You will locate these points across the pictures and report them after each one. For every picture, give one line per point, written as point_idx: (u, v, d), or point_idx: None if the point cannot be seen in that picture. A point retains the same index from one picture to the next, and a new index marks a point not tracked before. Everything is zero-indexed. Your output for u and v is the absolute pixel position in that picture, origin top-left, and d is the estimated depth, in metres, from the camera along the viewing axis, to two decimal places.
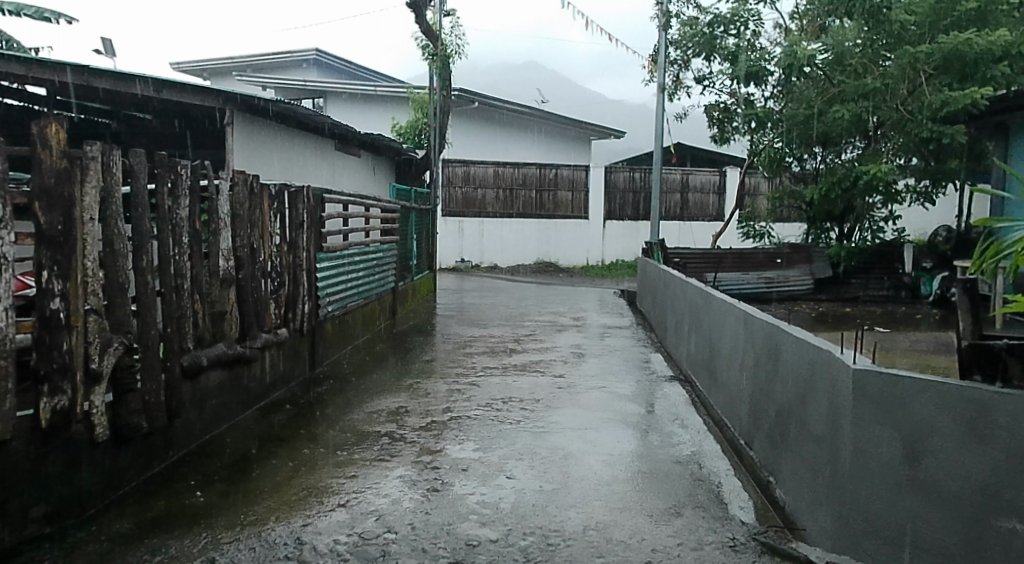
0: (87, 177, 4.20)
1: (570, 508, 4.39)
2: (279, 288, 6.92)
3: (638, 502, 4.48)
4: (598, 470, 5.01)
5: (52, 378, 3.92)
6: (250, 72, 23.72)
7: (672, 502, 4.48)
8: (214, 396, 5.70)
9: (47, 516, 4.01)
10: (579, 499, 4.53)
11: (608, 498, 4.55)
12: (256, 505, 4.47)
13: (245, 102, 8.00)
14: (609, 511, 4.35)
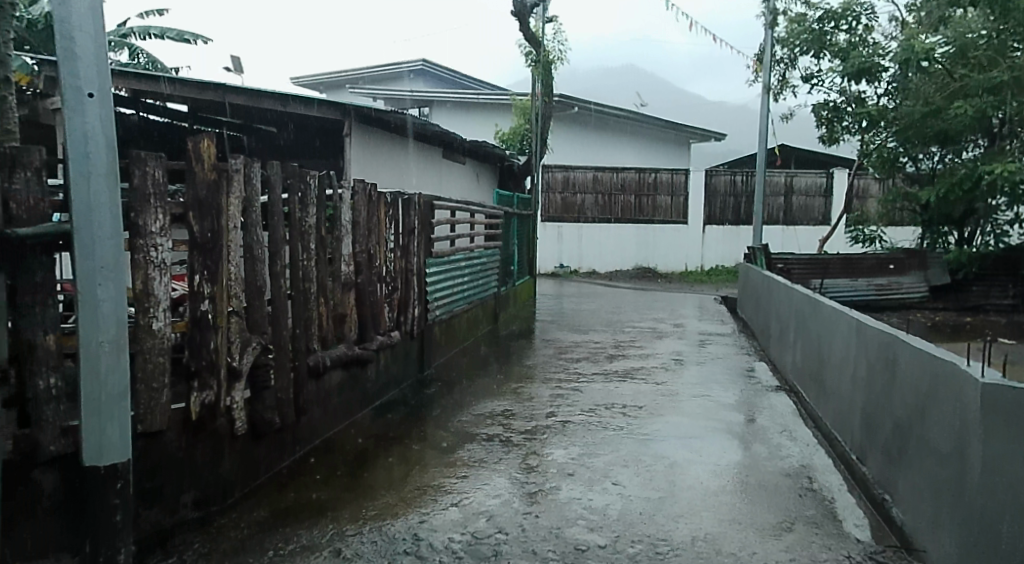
0: (231, 188, 4.49)
1: (677, 518, 4.43)
2: (393, 292, 7.18)
3: (746, 514, 4.48)
4: (704, 480, 5.03)
5: (201, 373, 4.25)
6: (361, 83, 24.57)
7: (784, 517, 4.45)
8: (335, 395, 6.00)
9: (196, 502, 4.33)
10: (687, 509, 4.56)
11: (717, 509, 4.56)
12: (376, 500, 4.68)
13: (361, 113, 8.33)
14: (718, 522, 4.37)
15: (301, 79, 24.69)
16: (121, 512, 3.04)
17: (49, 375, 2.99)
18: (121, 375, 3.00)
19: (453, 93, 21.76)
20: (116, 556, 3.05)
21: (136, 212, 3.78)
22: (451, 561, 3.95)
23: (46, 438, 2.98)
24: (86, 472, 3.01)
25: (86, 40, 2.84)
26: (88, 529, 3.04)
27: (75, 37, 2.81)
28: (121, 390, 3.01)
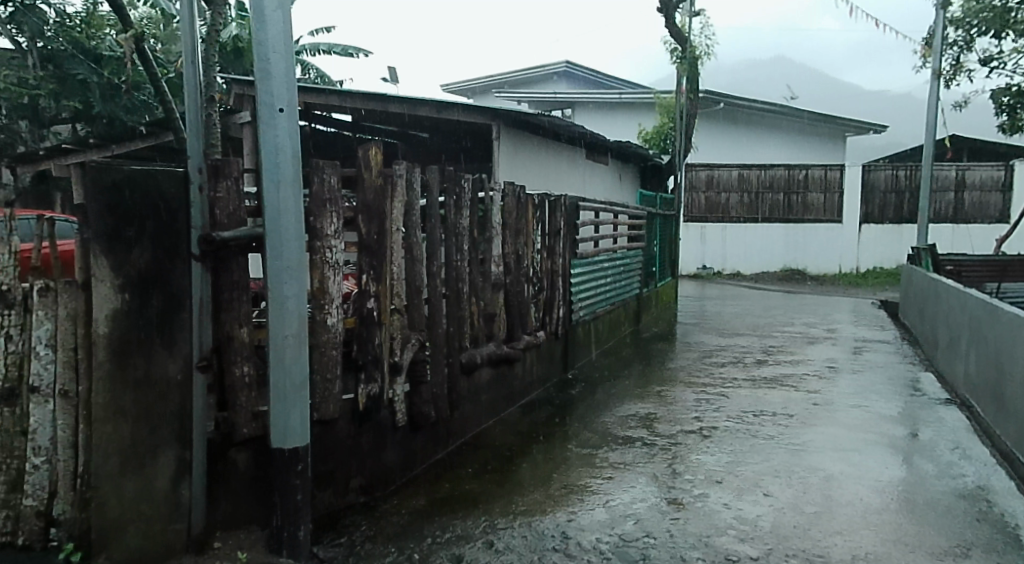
0: (395, 192, 4.74)
1: (835, 534, 4.32)
2: (539, 292, 7.34)
3: (914, 536, 4.31)
4: (864, 496, 4.86)
5: (367, 367, 4.54)
6: (506, 87, 25.05)
7: (958, 541, 4.25)
8: (486, 391, 6.20)
9: (362, 487, 4.61)
10: (846, 526, 4.43)
11: (879, 527, 4.41)
12: (525, 496, 4.77)
13: (510, 117, 8.51)
14: (881, 542, 4.23)
15: (448, 85, 25.46)
16: (302, 491, 3.23)
17: (244, 363, 3.24)
18: (303, 366, 3.20)
19: (596, 94, 21.79)
20: (298, 533, 3.21)
21: (314, 216, 4.06)
22: (599, 562, 4.00)
23: (240, 421, 3.24)
24: (273, 453, 3.23)
25: (279, 60, 3.09)
26: (275, 506, 3.24)
27: (270, 59, 3.07)
28: (302, 380, 3.21)
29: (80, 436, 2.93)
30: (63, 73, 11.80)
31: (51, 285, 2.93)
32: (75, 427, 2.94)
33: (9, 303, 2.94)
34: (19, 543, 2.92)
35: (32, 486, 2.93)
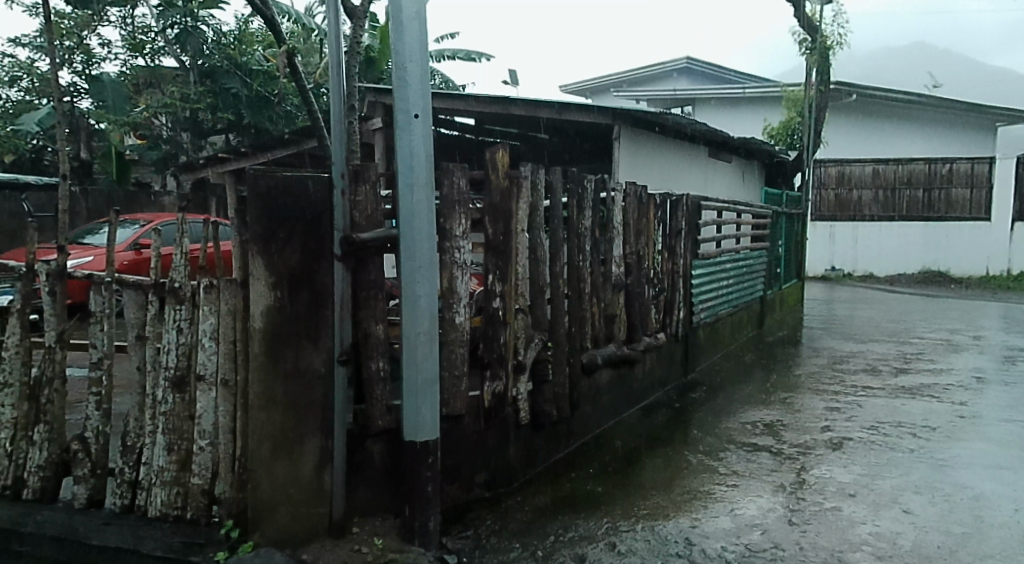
0: (521, 194, 4.78)
1: (984, 558, 4.09)
2: (660, 293, 7.28)
3: None
4: (1017, 519, 4.58)
5: (493, 365, 4.60)
6: (626, 86, 24.92)
7: None
8: (606, 393, 6.22)
9: (487, 482, 4.69)
10: (997, 550, 4.19)
11: None
12: (647, 500, 4.72)
13: (631, 117, 8.45)
14: None
15: (568, 86, 25.56)
16: (432, 482, 3.33)
17: (379, 358, 3.38)
18: (434, 362, 3.28)
19: (719, 89, 21.35)
20: (429, 523, 3.33)
21: (443, 218, 4.13)
22: None
23: (376, 414, 3.38)
24: (404, 446, 3.34)
25: (416, 69, 3.19)
26: (406, 497, 3.36)
27: (407, 68, 3.17)
28: (432, 376, 3.29)
29: (238, 422, 3.19)
30: (218, 86, 12.81)
31: (215, 283, 3.21)
32: (234, 413, 3.19)
33: (180, 298, 3.24)
34: (187, 517, 3.24)
35: (198, 466, 3.23)
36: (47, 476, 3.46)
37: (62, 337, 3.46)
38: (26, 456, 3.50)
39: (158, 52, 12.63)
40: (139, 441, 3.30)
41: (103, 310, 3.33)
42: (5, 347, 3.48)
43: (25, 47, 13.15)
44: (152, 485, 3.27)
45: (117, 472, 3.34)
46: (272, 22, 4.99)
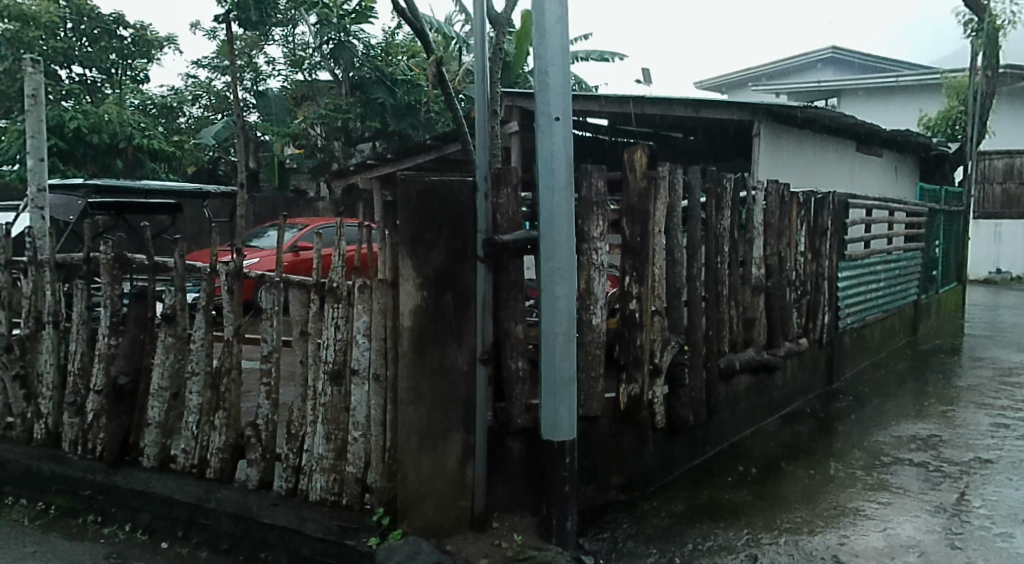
0: (659, 194, 4.62)
1: None
2: (802, 297, 7.03)
3: None
4: None
5: (629, 367, 4.48)
6: (765, 81, 24.22)
7: None
8: (744, 399, 6.07)
9: (623, 486, 4.63)
10: None
11: None
12: (790, 513, 4.59)
13: (773, 112, 8.18)
14: None
15: (705, 83, 25.06)
16: (570, 482, 3.35)
17: (518, 358, 3.43)
18: (571, 363, 3.29)
19: (869, 80, 20.35)
20: (566, 523, 3.37)
21: (582, 219, 3.95)
22: None
23: (515, 412, 3.44)
24: (543, 445, 3.36)
25: (557, 71, 3.20)
26: (543, 495, 3.40)
27: (549, 71, 3.19)
28: (570, 376, 3.30)
29: (387, 416, 3.35)
30: (368, 98, 13.36)
31: (368, 283, 3.38)
32: (384, 407, 3.35)
33: (338, 297, 3.44)
34: (343, 502, 3.45)
35: (353, 455, 3.41)
36: (225, 457, 3.77)
37: (239, 331, 3.75)
38: (209, 439, 3.82)
39: (315, 67, 13.42)
40: (301, 431, 3.55)
41: (272, 307, 3.62)
42: (193, 339, 3.83)
43: (204, 67, 14.34)
44: (313, 471, 3.50)
45: (282, 457, 3.60)
46: (421, 33, 5.20)
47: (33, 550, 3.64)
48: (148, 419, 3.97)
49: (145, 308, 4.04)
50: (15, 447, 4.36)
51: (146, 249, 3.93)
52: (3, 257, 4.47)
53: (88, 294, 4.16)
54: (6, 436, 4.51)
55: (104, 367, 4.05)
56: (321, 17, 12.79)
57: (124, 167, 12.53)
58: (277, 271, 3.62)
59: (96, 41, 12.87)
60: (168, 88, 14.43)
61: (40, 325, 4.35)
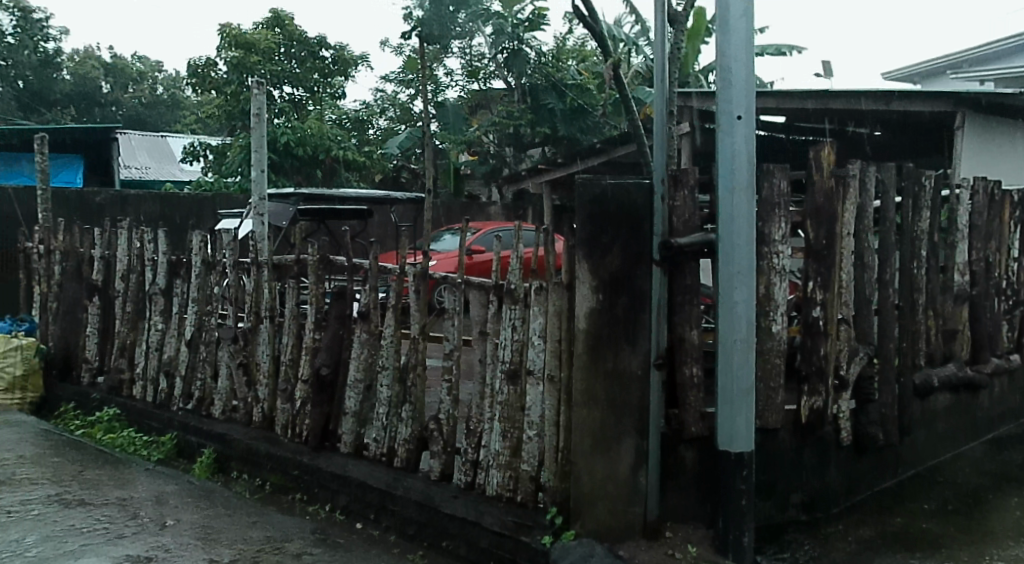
0: (848, 193, 4.15)
1: None
2: (1013, 308, 6.41)
3: None
4: None
5: (811, 379, 4.15)
6: (967, 67, 22.42)
7: None
8: (943, 418, 5.61)
9: (803, 504, 4.27)
10: None
11: None
12: (1002, 550, 4.02)
13: (975, 103, 7.55)
14: None
15: (895, 73, 23.52)
16: (747, 496, 3.17)
17: (693, 364, 3.32)
18: (750, 372, 3.11)
19: None
20: (742, 538, 3.18)
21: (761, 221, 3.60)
22: None
23: (689, 419, 3.34)
24: (720, 455, 3.21)
25: (742, 68, 3.04)
26: (719, 508, 3.24)
27: (733, 69, 3.03)
28: (748, 385, 3.13)
29: (561, 417, 3.38)
30: (538, 103, 13.54)
31: (544, 285, 3.45)
32: (558, 408, 3.39)
33: (515, 299, 3.53)
34: (516, 499, 3.50)
35: (527, 453, 3.47)
36: (410, 447, 3.94)
37: (423, 330, 3.92)
38: (397, 430, 4.02)
39: (490, 76, 13.80)
40: (480, 427, 3.68)
41: (454, 307, 3.77)
42: (385, 335, 4.05)
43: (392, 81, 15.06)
44: (489, 466, 3.60)
45: (462, 451, 3.73)
46: (602, 38, 5.25)
47: (255, 520, 3.94)
48: (344, 408, 4.22)
49: (344, 305, 4.27)
50: (239, 428, 4.82)
51: (345, 252, 4.23)
52: (233, 258, 4.93)
53: (297, 293, 4.51)
54: (232, 418, 4.96)
55: (310, 359, 4.38)
56: (496, 28, 13.04)
57: (323, 176, 13.52)
58: (460, 272, 3.76)
59: (302, 63, 13.91)
60: (360, 103, 15.30)
61: (258, 319, 4.73)
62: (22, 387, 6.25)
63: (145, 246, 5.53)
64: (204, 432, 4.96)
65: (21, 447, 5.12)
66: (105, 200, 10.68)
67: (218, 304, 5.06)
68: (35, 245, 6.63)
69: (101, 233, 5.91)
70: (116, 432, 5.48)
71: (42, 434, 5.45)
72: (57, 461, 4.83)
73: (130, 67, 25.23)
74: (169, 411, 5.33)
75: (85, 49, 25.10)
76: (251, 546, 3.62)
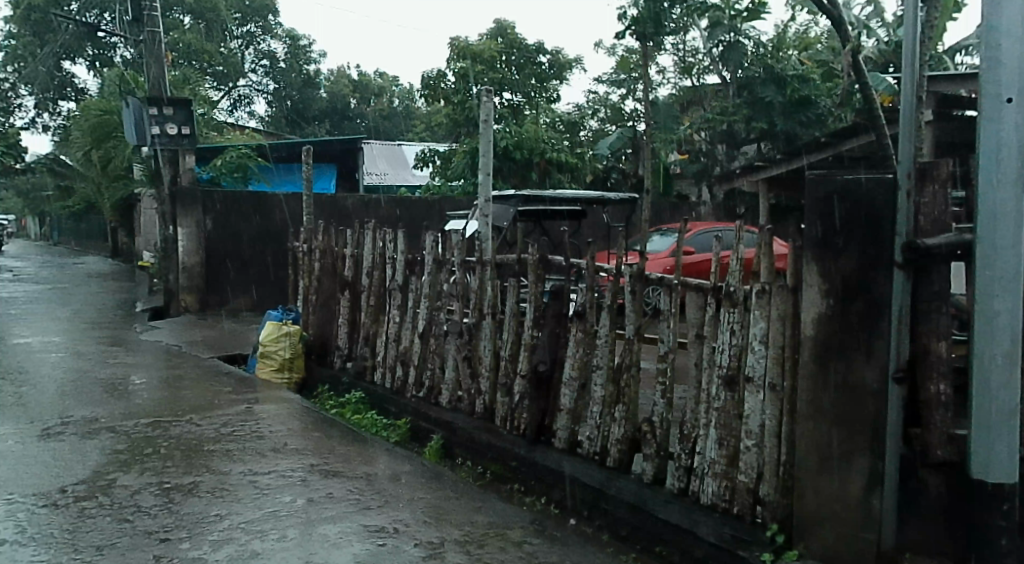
0: None
1: None
2: None
3: None
4: None
5: None
6: None
7: None
8: None
9: None
10: None
11: None
12: None
13: None
14: None
15: None
16: (1006, 537, 2.75)
17: (940, 381, 2.90)
18: (1013, 394, 2.69)
19: None
20: None
21: None
22: None
23: (934, 442, 2.92)
24: (971, 485, 2.79)
25: (1013, 44, 2.62)
26: (971, 544, 2.86)
27: (1002, 45, 2.62)
28: (1012, 409, 2.71)
29: (783, 429, 3.20)
30: (756, 96, 13.00)
31: (765, 288, 3.27)
32: (780, 419, 3.21)
33: (734, 302, 3.37)
34: (733, 511, 3.35)
35: (746, 464, 3.32)
36: (623, 448, 3.90)
37: (638, 330, 3.87)
38: (610, 430, 3.98)
39: (703, 71, 13.68)
40: (694, 432, 3.56)
41: (669, 308, 3.68)
42: (600, 335, 4.05)
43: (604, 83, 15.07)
44: (704, 474, 3.49)
45: (676, 456, 3.63)
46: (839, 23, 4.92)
47: (479, 505, 4.05)
48: (560, 405, 4.26)
49: (561, 304, 4.30)
50: (463, 417, 5.00)
51: (563, 252, 4.29)
52: (460, 256, 5.12)
53: (517, 291, 4.61)
54: (457, 407, 5.14)
55: (528, 354, 4.44)
56: (712, 20, 12.82)
57: (538, 178, 13.67)
58: (676, 273, 3.66)
59: (522, 68, 14.27)
60: (574, 105, 15.46)
61: (481, 315, 4.87)
62: (291, 367, 6.86)
63: (387, 247, 5.92)
64: (432, 418, 5.21)
65: (288, 421, 5.46)
66: (354, 202, 11.57)
67: (447, 300, 5.26)
68: (301, 243, 7.25)
69: (352, 234, 6.37)
70: (361, 412, 5.88)
71: (306, 410, 5.79)
72: (318, 435, 5.15)
73: (372, 82, 27.21)
74: (404, 397, 5.64)
75: (338, 68, 27.64)
76: (477, 530, 3.72)
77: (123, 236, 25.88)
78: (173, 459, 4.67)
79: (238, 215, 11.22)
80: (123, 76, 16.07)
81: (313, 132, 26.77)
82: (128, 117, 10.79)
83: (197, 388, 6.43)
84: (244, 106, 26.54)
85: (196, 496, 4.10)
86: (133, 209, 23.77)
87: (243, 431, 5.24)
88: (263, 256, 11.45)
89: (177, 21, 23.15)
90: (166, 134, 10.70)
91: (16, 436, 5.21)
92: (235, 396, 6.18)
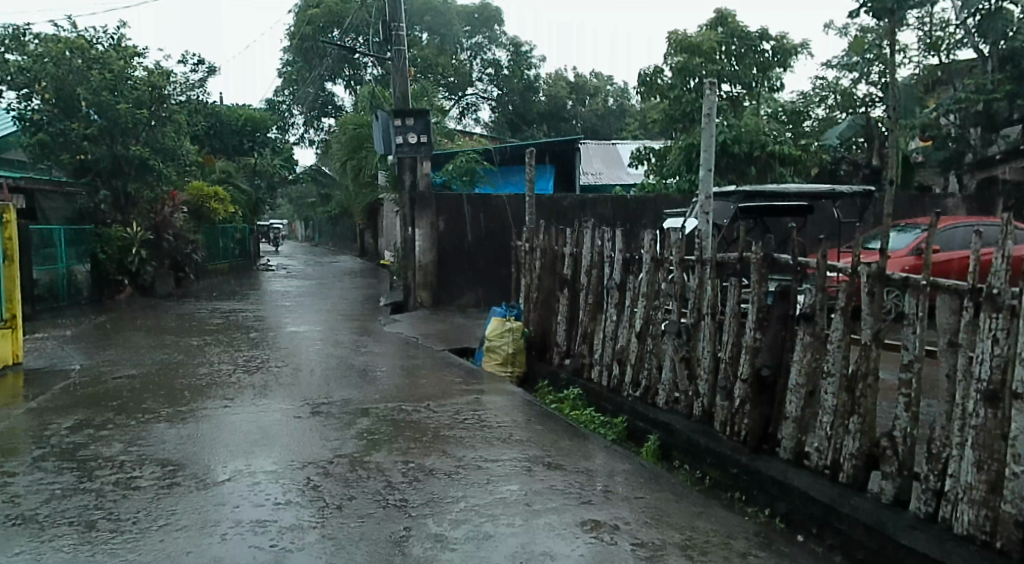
0: None
1: None
2: None
3: None
4: None
5: None
6: None
7: None
8: None
9: None
10: None
11: None
12: None
13: None
14: None
15: None
16: None
17: None
18: None
19: None
20: None
21: None
22: None
23: None
24: None
25: None
26: None
27: None
28: None
29: None
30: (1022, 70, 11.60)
31: None
32: None
33: (999, 306, 2.96)
34: (997, 545, 2.93)
35: (1012, 492, 2.89)
36: (858, 464, 3.56)
37: (878, 337, 3.52)
38: (843, 442, 3.64)
39: (955, 45, 12.45)
40: (944, 452, 3.17)
41: (915, 313, 3.31)
42: (832, 339, 3.72)
43: (834, 68, 14.06)
44: (957, 499, 3.08)
45: (922, 477, 3.25)
46: None
47: (700, 510, 3.86)
48: (786, 413, 3.97)
49: (789, 305, 4.01)
50: (681, 419, 4.81)
51: (790, 250, 3.99)
52: (679, 255, 4.92)
53: (739, 291, 4.36)
54: (675, 409, 4.98)
55: (750, 358, 4.18)
56: None
57: (757, 173, 13.05)
58: (926, 274, 3.29)
59: (742, 59, 13.67)
60: (798, 93, 14.59)
61: (700, 316, 4.65)
62: (514, 361, 7.01)
63: (606, 245, 5.84)
64: (650, 419, 5.06)
65: (512, 413, 5.54)
66: (569, 203, 11.63)
67: (664, 299, 5.09)
68: (522, 242, 7.36)
69: (571, 233, 6.38)
70: (577, 409, 5.84)
71: (527, 403, 5.86)
72: (540, 428, 5.18)
73: (588, 82, 27.41)
74: (620, 396, 5.55)
75: (557, 71, 28.04)
76: (699, 536, 3.55)
77: (370, 239, 28.01)
78: (411, 442, 4.88)
79: (468, 215, 11.61)
80: (370, 89, 17.23)
81: (533, 135, 27.33)
82: (377, 129, 11.48)
83: (431, 378, 6.71)
84: (472, 114, 27.65)
85: (435, 477, 4.24)
86: (379, 212, 25.61)
87: (473, 420, 5.37)
88: (488, 257, 11.75)
89: (416, 38, 24.62)
90: (408, 144, 11.35)
91: (288, 411, 5.67)
92: (465, 386, 6.39)
